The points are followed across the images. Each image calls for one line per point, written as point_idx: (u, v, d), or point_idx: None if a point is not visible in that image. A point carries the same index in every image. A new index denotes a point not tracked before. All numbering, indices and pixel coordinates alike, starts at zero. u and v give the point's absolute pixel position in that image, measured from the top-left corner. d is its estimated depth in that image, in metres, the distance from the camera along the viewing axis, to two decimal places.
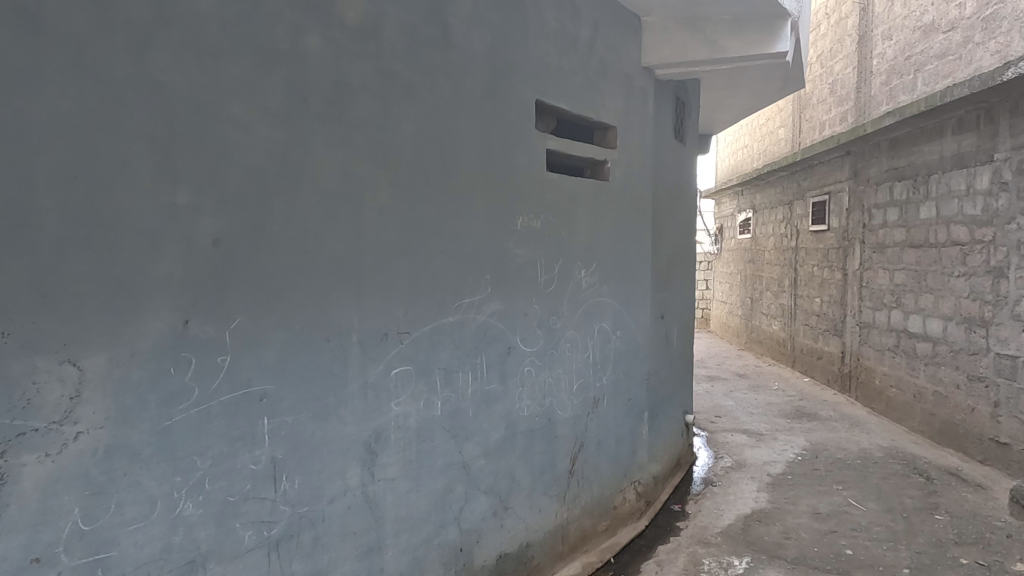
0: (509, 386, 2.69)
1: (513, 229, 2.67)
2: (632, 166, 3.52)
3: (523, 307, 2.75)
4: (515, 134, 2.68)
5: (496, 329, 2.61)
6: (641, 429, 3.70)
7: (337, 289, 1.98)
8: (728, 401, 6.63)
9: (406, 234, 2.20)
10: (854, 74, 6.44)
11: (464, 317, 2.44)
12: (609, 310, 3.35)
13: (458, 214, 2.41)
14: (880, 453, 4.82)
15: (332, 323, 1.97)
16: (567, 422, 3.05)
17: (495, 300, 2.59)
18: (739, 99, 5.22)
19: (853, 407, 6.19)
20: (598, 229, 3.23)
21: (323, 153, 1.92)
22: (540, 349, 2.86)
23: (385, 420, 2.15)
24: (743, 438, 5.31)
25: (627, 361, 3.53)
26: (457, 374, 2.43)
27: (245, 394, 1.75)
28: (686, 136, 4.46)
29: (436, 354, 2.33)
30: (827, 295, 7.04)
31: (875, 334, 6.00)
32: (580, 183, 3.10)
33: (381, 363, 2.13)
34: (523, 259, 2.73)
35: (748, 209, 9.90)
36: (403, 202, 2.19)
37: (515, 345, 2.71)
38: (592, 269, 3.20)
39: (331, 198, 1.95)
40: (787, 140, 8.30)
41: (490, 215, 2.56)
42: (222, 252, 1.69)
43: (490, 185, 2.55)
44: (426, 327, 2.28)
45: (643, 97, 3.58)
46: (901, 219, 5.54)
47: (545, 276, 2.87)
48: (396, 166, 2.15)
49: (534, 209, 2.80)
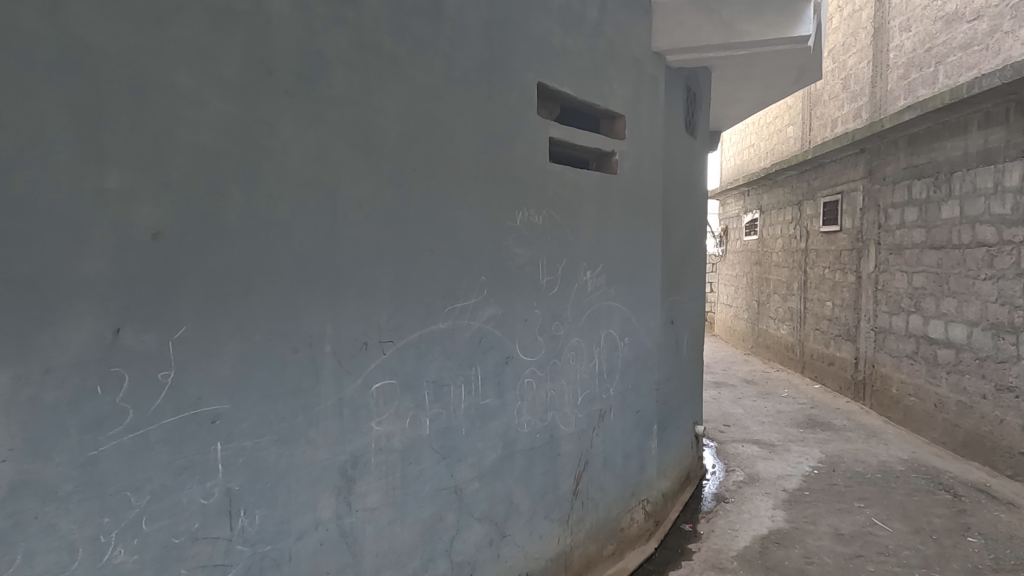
0: (508, 399, 2.42)
1: (512, 226, 2.41)
2: (642, 160, 3.25)
3: (523, 312, 2.48)
4: (515, 119, 2.42)
5: (493, 337, 2.34)
6: (649, 443, 3.43)
7: (307, 292, 1.71)
8: (736, 409, 6.37)
9: (390, 228, 1.93)
10: (869, 68, 6.18)
11: (456, 323, 2.18)
12: (617, 316, 3.08)
13: (450, 207, 2.14)
14: (900, 467, 4.55)
15: (301, 331, 1.70)
16: (571, 438, 2.78)
17: (491, 304, 2.32)
18: (751, 92, 4.95)
19: (867, 416, 5.92)
20: (605, 227, 2.96)
21: (290, 134, 1.66)
22: (541, 360, 2.59)
23: (365, 442, 1.89)
24: (755, 450, 5.04)
25: (636, 370, 3.26)
26: (449, 388, 2.16)
27: (193, 416, 1.48)
28: (697, 129, 4.20)
29: (424, 365, 2.06)
30: (839, 298, 6.77)
31: (891, 340, 5.72)
32: (586, 177, 2.84)
33: (359, 378, 1.86)
34: (522, 258, 2.46)
35: (755, 210, 9.64)
36: (386, 192, 1.92)
37: (514, 355, 2.44)
38: (599, 271, 2.93)
39: (299, 186, 1.69)
40: (796, 138, 8.03)
41: (486, 209, 2.29)
42: (165, 248, 1.42)
43: (486, 175, 2.28)
44: (413, 335, 2.02)
45: (653, 85, 3.32)
46: (921, 219, 5.27)
47: (547, 278, 2.60)
48: (377, 151, 1.89)
49: (535, 205, 2.53)
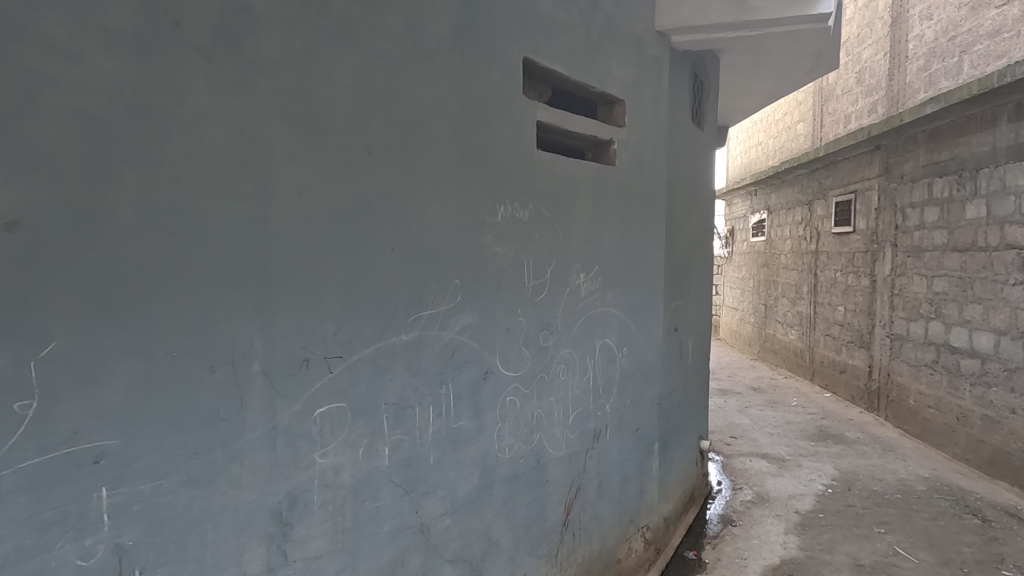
0: (486, 421, 2.10)
1: (492, 223, 2.09)
2: (643, 150, 2.93)
3: (504, 321, 2.16)
4: (496, 99, 2.10)
5: (468, 350, 2.02)
6: (650, 463, 3.11)
7: (229, 299, 1.40)
8: (743, 419, 6.04)
9: (340, 222, 1.62)
10: (885, 60, 5.85)
11: (423, 334, 1.86)
12: (614, 324, 2.76)
13: (417, 197, 1.82)
14: (921, 486, 4.22)
15: (220, 347, 1.39)
16: (561, 463, 2.46)
17: (466, 311, 2.00)
18: (762, 83, 4.63)
19: (882, 428, 5.59)
20: (601, 224, 2.64)
21: (206, 105, 1.35)
22: (526, 376, 2.27)
23: (305, 479, 1.57)
24: (764, 465, 4.71)
25: (636, 384, 2.94)
26: (413, 410, 1.84)
27: (66, 456, 1.17)
28: (704, 120, 3.87)
29: (382, 385, 1.75)
30: (852, 302, 6.44)
31: (908, 348, 5.39)
32: (580, 168, 2.52)
33: (298, 402, 1.54)
34: (504, 259, 2.15)
35: (762, 210, 9.31)
36: (336, 178, 1.61)
37: (493, 370, 2.13)
38: (594, 273, 2.61)
39: (219, 168, 1.37)
40: (807, 135, 7.70)
41: (461, 202, 1.97)
42: (25, 242, 1.11)
43: (461, 162, 1.96)
44: (367, 350, 1.70)
45: (656, 68, 3.00)
46: (942, 220, 4.94)
47: (534, 282, 2.29)
48: (323, 130, 1.57)
49: (520, 197, 2.22)
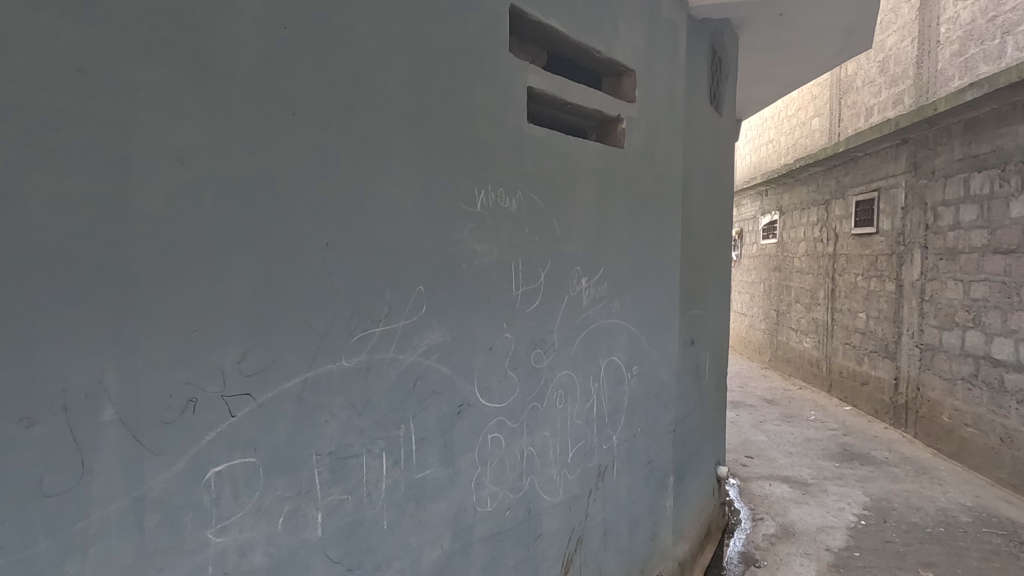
0: (461, 467, 1.64)
1: (469, 212, 1.64)
2: (657, 132, 2.47)
3: (485, 339, 1.70)
4: (475, 55, 1.64)
5: (436, 378, 1.56)
6: (663, 501, 2.65)
7: (61, 316, 0.94)
8: (759, 435, 5.57)
9: (248, 205, 1.16)
10: (913, 46, 5.39)
11: (373, 360, 1.40)
12: (622, 339, 2.30)
13: (364, 175, 1.37)
14: (965, 518, 3.75)
15: (44, 385, 0.93)
16: (558, 510, 2.00)
17: (433, 327, 1.54)
18: (783, 66, 4.17)
19: (911, 446, 5.11)
20: (606, 217, 2.19)
21: (17, 21, 0.89)
22: (514, 407, 1.81)
23: (193, 569, 1.11)
24: (786, 491, 4.23)
25: (647, 409, 2.48)
26: (359, 460, 1.38)
27: None
28: (723, 102, 3.41)
29: (313, 430, 1.29)
30: (875, 309, 5.97)
31: (941, 359, 4.92)
32: (581, 148, 2.06)
33: (182, 462, 1.09)
34: (485, 260, 1.69)
35: (774, 211, 8.84)
36: (241, 142, 1.15)
37: (470, 401, 1.66)
38: (598, 277, 2.16)
39: (43, 119, 0.92)
40: (822, 130, 7.24)
41: (426, 185, 1.51)
42: None
43: (425, 132, 1.50)
44: (289, 383, 1.24)
45: (672, 35, 2.54)
46: (981, 219, 4.48)
47: (524, 290, 1.83)
48: (221, 76, 1.12)
49: (507, 182, 1.76)
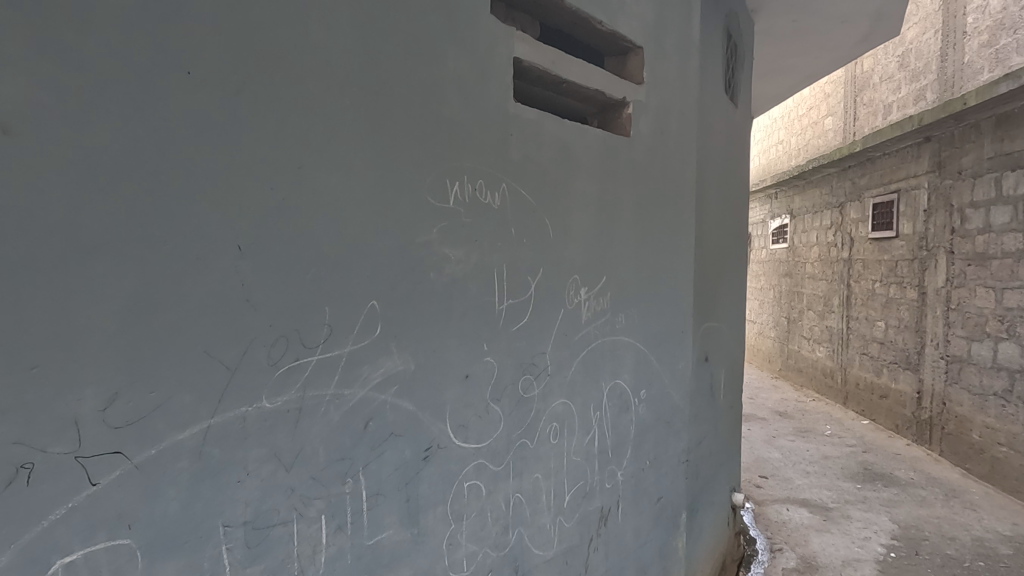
0: (428, 525, 1.32)
1: (439, 209, 1.32)
2: (668, 120, 2.16)
3: (459, 365, 1.38)
4: (447, 13, 1.33)
5: (395, 417, 1.24)
6: (675, 542, 2.32)
7: None
8: (773, 451, 5.23)
9: (116, 195, 0.85)
10: (937, 38, 5.07)
11: (308, 398, 1.09)
12: (628, 359, 1.98)
13: (294, 156, 1.05)
14: (1006, 550, 3.41)
15: None
16: (551, 566, 1.68)
17: (390, 352, 1.23)
18: (801, 56, 3.85)
19: (938, 465, 4.77)
20: (610, 216, 1.87)
21: None
22: (496, 446, 1.49)
23: None
24: (805, 517, 3.89)
25: (657, 438, 2.16)
26: (287, 527, 1.07)
27: None
28: (739, 92, 3.09)
29: (219, 495, 0.97)
30: (895, 317, 5.64)
31: (970, 373, 4.58)
32: (579, 134, 1.75)
33: (10, 554, 0.77)
34: (460, 268, 1.38)
35: (784, 215, 8.50)
36: (103, 108, 0.84)
37: (442, 442, 1.35)
38: (600, 288, 1.84)
39: None
40: (835, 129, 6.91)
41: (382, 175, 1.20)
42: None
43: (379, 106, 1.19)
44: (182, 435, 0.92)
45: (686, 9, 2.21)
46: (1015, 221, 4.14)
47: (509, 304, 1.51)
48: (72, 15, 0.81)
49: (488, 173, 1.45)
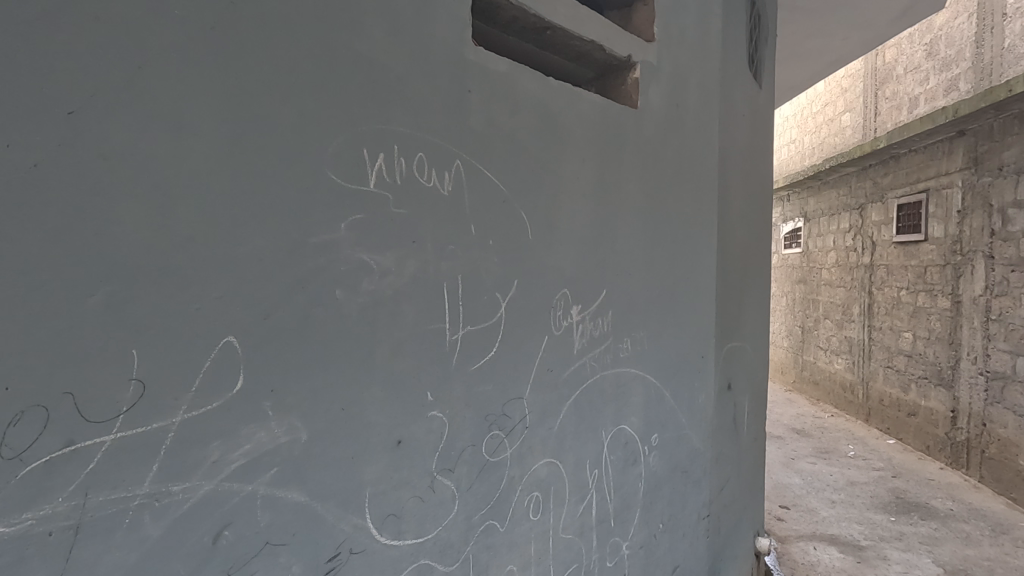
0: None
1: (353, 193, 0.88)
2: (685, 89, 1.71)
3: (388, 427, 0.93)
4: None
5: (274, 518, 0.79)
6: None
7: None
8: (793, 476, 4.76)
9: None
10: (971, 22, 4.61)
11: (95, 505, 0.64)
12: (636, 397, 1.53)
13: (59, 92, 0.61)
14: None
15: None
16: None
17: (266, 418, 0.78)
18: (829, 35, 3.39)
19: (979, 494, 4.28)
20: (610, 209, 1.42)
21: None
22: (448, 538, 1.04)
23: None
24: (836, 558, 3.41)
25: (672, 492, 1.70)
26: None
27: None
28: (762, 71, 2.63)
29: None
30: (926, 328, 5.15)
31: (1015, 392, 4.10)
32: (570, 99, 1.30)
33: None
34: (391, 284, 0.93)
35: (798, 218, 8.04)
36: None
37: (360, 545, 0.90)
38: (598, 305, 1.39)
39: None
40: (854, 126, 6.45)
41: (248, 139, 0.76)
42: None
43: (241, 27, 0.75)
44: None
45: None
46: None
47: (469, 333, 1.07)
48: None
49: (435, 143, 1.00)
